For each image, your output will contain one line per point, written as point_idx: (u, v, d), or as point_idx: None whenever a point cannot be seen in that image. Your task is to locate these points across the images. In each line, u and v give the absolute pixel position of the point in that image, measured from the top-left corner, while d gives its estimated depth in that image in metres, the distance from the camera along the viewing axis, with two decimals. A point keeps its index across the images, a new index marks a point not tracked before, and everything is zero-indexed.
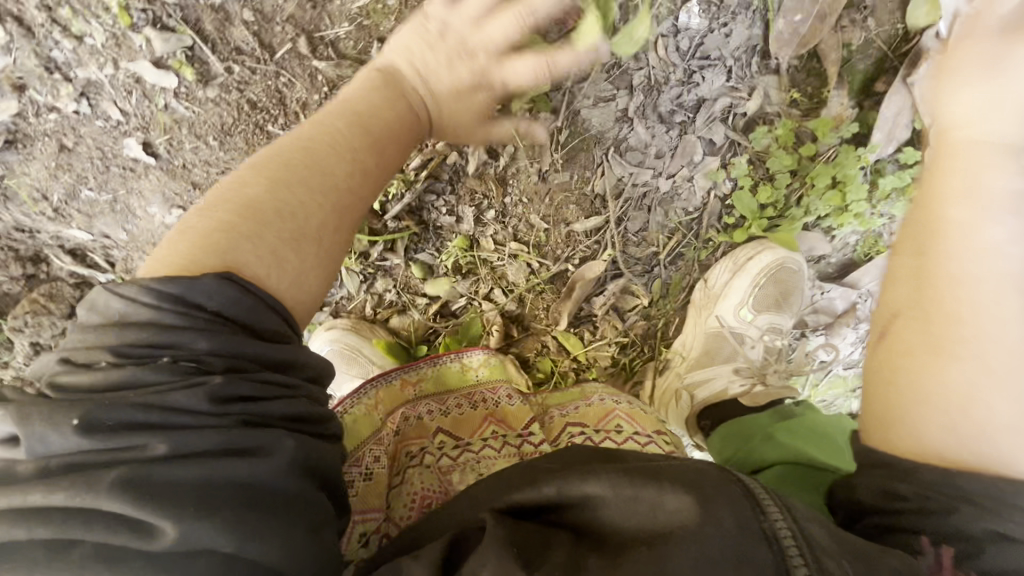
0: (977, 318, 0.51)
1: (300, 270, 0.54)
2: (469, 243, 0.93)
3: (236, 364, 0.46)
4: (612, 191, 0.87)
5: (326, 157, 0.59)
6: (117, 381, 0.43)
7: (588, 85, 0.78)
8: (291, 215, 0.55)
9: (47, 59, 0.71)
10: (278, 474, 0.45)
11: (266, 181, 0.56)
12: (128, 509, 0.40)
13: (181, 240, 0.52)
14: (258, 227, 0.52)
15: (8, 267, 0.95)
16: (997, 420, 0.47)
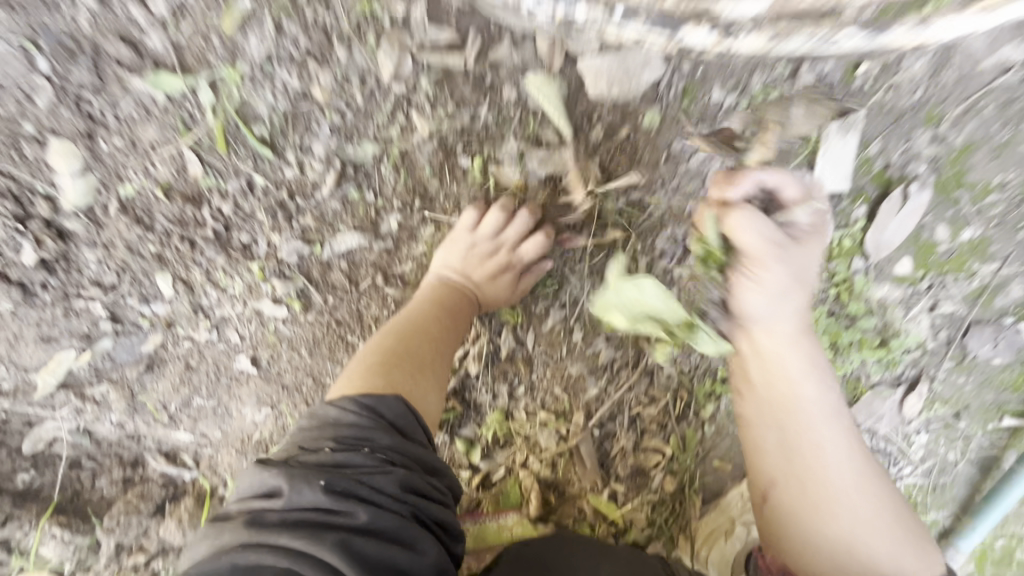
0: (829, 486, 0.81)
1: (427, 388, 0.74)
2: (505, 415, 1.09)
3: (409, 462, 0.63)
4: (621, 361, 1.05)
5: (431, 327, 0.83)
6: (340, 462, 0.59)
7: (583, 286, 1.01)
8: (424, 354, 0.77)
9: (197, 304, 0.98)
10: (425, 572, 0.56)
11: (397, 338, 0.79)
12: (338, 564, 0.50)
13: (349, 374, 0.73)
14: (399, 362, 0.74)
15: (111, 472, 1.10)
16: (856, 539, 0.79)
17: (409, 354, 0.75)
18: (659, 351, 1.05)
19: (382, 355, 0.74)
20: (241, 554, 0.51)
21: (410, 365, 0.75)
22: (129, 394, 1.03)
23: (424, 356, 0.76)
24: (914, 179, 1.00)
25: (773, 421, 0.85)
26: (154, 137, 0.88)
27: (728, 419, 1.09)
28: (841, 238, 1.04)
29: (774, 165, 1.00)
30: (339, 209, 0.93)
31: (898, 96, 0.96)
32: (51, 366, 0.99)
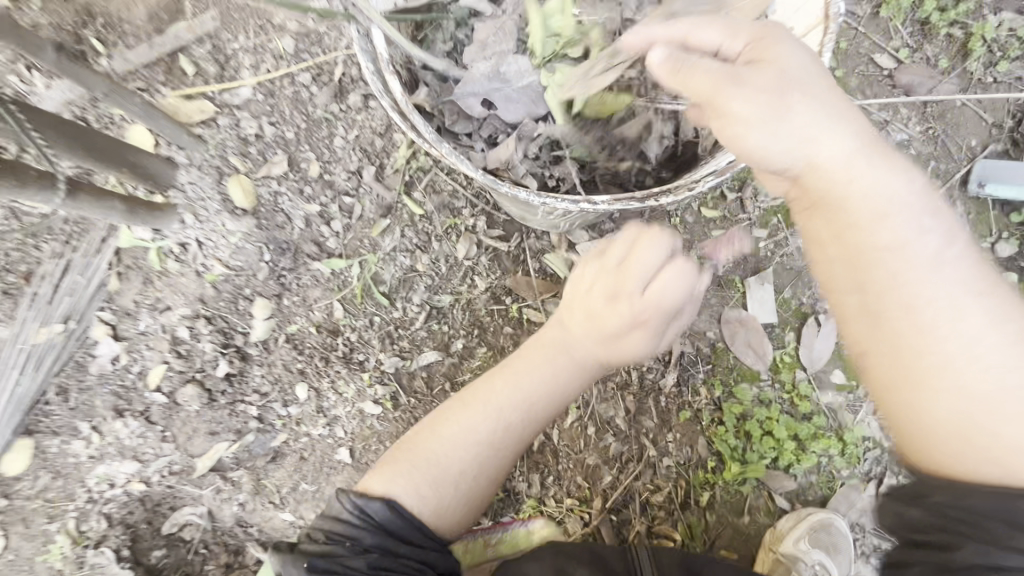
0: (947, 355, 0.69)
1: (432, 496, 1.01)
2: (538, 502, 1.34)
3: (393, 544, 0.97)
4: (628, 453, 1.35)
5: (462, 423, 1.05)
6: (325, 551, 0.94)
7: (593, 391, 1.39)
8: (488, 443, 1.04)
9: (320, 406, 1.40)
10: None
11: (432, 425, 1.06)
12: None
13: (395, 449, 1.06)
14: (409, 470, 1.02)
15: (220, 556, 1.37)
16: (992, 431, 0.68)
17: (472, 412, 1.05)
18: (656, 445, 1.36)
19: (464, 404, 1.07)
20: None
21: (484, 448, 1.04)
22: (255, 479, 1.38)
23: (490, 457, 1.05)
24: (823, 312, 1.43)
25: (876, 143, 0.76)
26: (318, 295, 1.44)
27: (724, 507, 1.33)
28: (781, 355, 1.41)
29: (719, 306, 1.46)
30: (425, 337, 1.41)
31: (793, 260, 1.46)
32: (209, 453, 1.38)
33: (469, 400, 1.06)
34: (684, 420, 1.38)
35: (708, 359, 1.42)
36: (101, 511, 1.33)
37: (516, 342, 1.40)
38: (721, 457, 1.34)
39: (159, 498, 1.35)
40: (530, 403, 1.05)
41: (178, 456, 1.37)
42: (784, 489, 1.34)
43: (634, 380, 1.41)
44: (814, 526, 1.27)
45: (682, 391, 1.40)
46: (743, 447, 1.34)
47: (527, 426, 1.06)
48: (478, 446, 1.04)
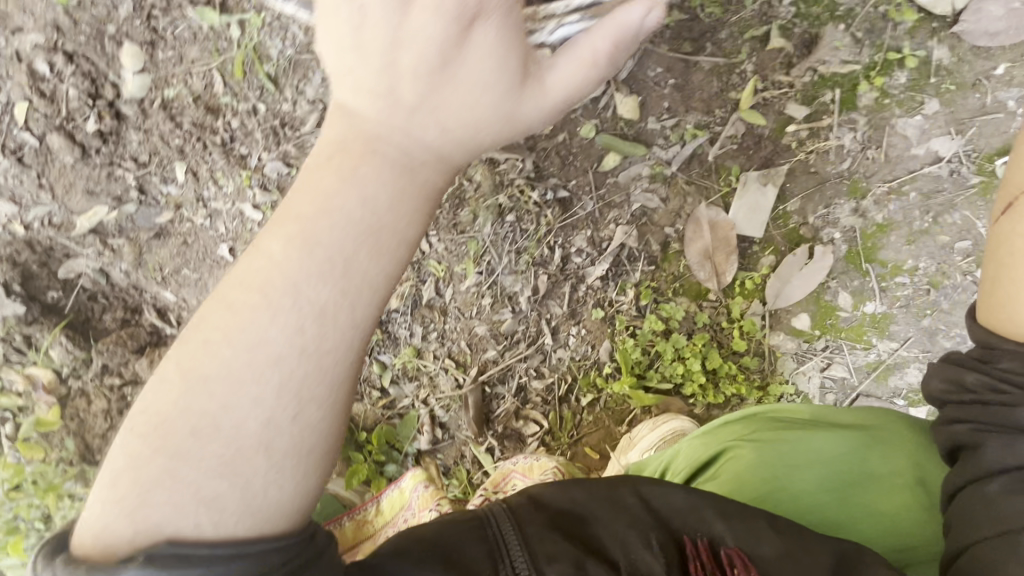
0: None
1: (252, 488, 0.51)
2: (417, 353, 1.25)
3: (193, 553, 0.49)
4: (522, 334, 1.20)
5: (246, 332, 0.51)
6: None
7: (503, 259, 1.17)
8: (202, 433, 0.51)
9: (201, 194, 1.23)
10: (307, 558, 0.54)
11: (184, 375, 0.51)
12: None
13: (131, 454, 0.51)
14: (178, 447, 0.50)
15: (114, 312, 1.38)
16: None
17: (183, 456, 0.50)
18: (556, 335, 1.19)
19: (160, 451, 0.50)
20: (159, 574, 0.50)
21: (208, 457, 0.50)
22: (139, 252, 1.30)
23: (236, 447, 0.51)
24: (823, 242, 1.08)
25: None
26: (196, 56, 1.15)
27: (604, 412, 1.22)
28: (744, 279, 1.12)
29: (693, 199, 1.11)
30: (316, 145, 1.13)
31: (821, 162, 1.04)
32: (89, 213, 1.27)
33: (157, 445, 0.51)
34: (596, 318, 1.18)
35: (651, 261, 1.15)
36: None
37: None
38: (620, 366, 1.17)
39: (46, 244, 1.31)
40: (251, 360, 0.51)
41: (57, 209, 1.27)
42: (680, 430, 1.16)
43: (549, 258, 1.17)
44: (664, 437, 1.12)
45: (605, 285, 1.17)
46: (647, 364, 1.16)
47: (250, 388, 0.51)
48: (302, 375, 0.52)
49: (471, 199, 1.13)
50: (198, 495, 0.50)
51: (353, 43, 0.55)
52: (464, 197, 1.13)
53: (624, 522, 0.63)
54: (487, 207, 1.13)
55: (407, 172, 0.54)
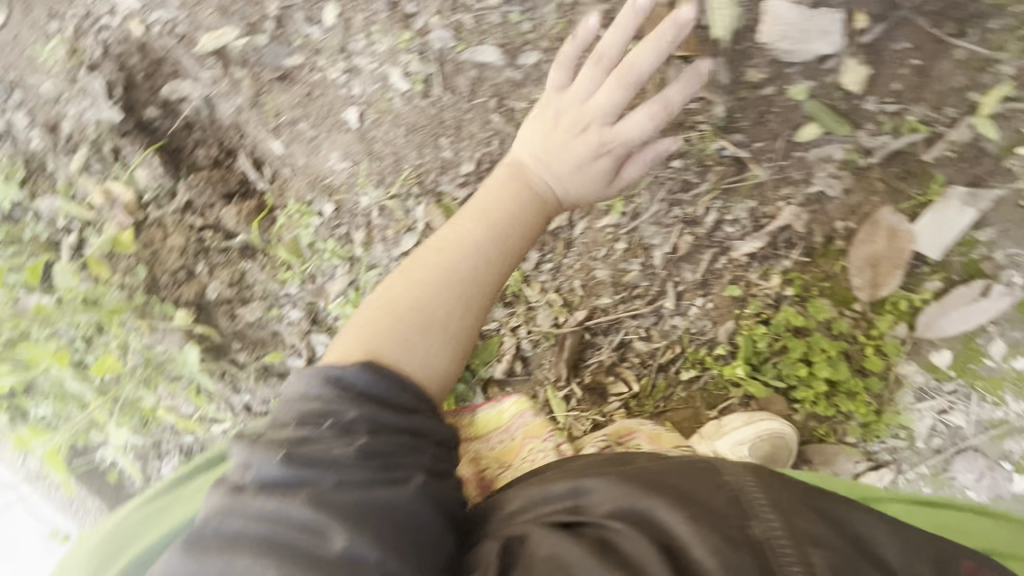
0: None
1: (427, 352, 0.72)
2: (523, 279, 1.18)
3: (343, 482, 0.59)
4: (642, 290, 1.12)
5: (445, 263, 0.78)
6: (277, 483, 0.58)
7: (652, 207, 1.07)
8: (417, 314, 0.74)
9: (345, 45, 1.10)
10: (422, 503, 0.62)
11: (403, 280, 0.77)
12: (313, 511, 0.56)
13: (359, 325, 0.74)
14: (390, 316, 0.73)
15: (209, 149, 1.27)
16: None
17: (389, 326, 0.72)
18: (679, 302, 1.12)
19: (385, 317, 0.73)
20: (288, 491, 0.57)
21: (410, 326, 0.73)
22: (257, 90, 1.18)
23: (431, 321, 0.74)
24: (1002, 283, 1.00)
25: None
26: None
27: (700, 392, 1.16)
28: (899, 298, 1.04)
29: (877, 199, 1.01)
30: (495, 25, 1.02)
31: None
32: (217, 33, 1.15)
33: (375, 316, 0.74)
34: (727, 295, 1.10)
35: (808, 252, 1.06)
36: (99, 36, 1.17)
37: None
38: (737, 351, 1.10)
39: (160, 54, 1.19)
40: (433, 279, 0.76)
41: (183, 19, 1.15)
42: (781, 432, 1.08)
43: (699, 219, 1.07)
44: (759, 435, 1.07)
45: (748, 264, 1.08)
46: (766, 357, 1.09)
47: (438, 291, 0.75)
48: (467, 291, 0.77)
49: None
50: (398, 350, 0.71)
51: (542, 114, 0.88)
52: None
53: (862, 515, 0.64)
54: None
55: (547, 194, 0.87)
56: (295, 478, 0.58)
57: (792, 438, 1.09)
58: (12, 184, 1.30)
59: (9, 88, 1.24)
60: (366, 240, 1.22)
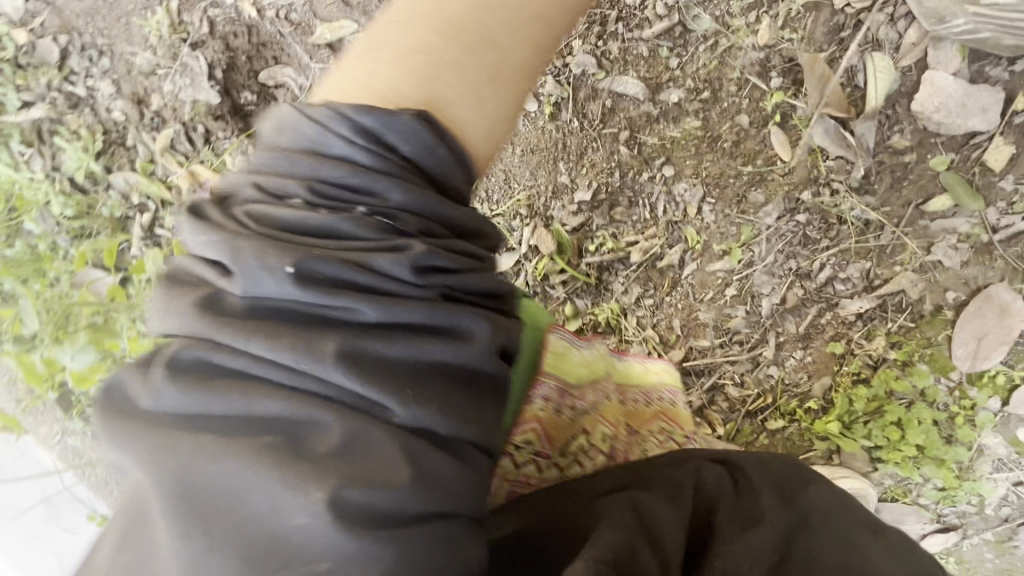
0: None
1: (491, 110, 0.55)
2: (620, 311, 1.17)
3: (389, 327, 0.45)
4: (742, 336, 1.12)
5: (512, 38, 0.57)
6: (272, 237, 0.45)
7: (768, 257, 1.06)
8: (446, 22, 0.56)
9: None
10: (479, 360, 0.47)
11: (450, 32, 0.56)
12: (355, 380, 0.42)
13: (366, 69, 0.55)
14: (452, 56, 0.55)
15: None
16: None
17: (451, 68, 0.55)
18: (777, 352, 1.12)
19: (438, 46, 0.55)
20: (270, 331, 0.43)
21: (476, 71, 0.56)
22: None
23: (515, 78, 0.58)
24: None
25: None
26: None
27: (782, 441, 1.16)
28: (998, 373, 1.05)
29: (994, 275, 1.02)
30: (642, 57, 0.97)
31: None
32: (336, 26, 1.09)
33: (416, 63, 0.55)
34: (829, 351, 1.10)
35: (915, 318, 1.06)
36: (208, 12, 1.11)
37: (737, 142, 0.99)
38: (830, 407, 1.11)
39: (267, 37, 1.13)
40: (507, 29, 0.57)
41: (301, 6, 1.10)
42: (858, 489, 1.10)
43: (812, 273, 1.07)
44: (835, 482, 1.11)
45: (852, 323, 1.09)
46: (858, 416, 1.10)
47: (503, 43, 0.57)
48: (538, 55, 0.59)
49: (771, 182, 1.01)
50: (429, 78, 0.54)
51: None
52: (766, 178, 1.01)
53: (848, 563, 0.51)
54: (783, 197, 1.02)
55: None
56: (322, 303, 0.44)
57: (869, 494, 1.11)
58: (89, 155, 1.23)
59: (98, 53, 1.17)
60: None
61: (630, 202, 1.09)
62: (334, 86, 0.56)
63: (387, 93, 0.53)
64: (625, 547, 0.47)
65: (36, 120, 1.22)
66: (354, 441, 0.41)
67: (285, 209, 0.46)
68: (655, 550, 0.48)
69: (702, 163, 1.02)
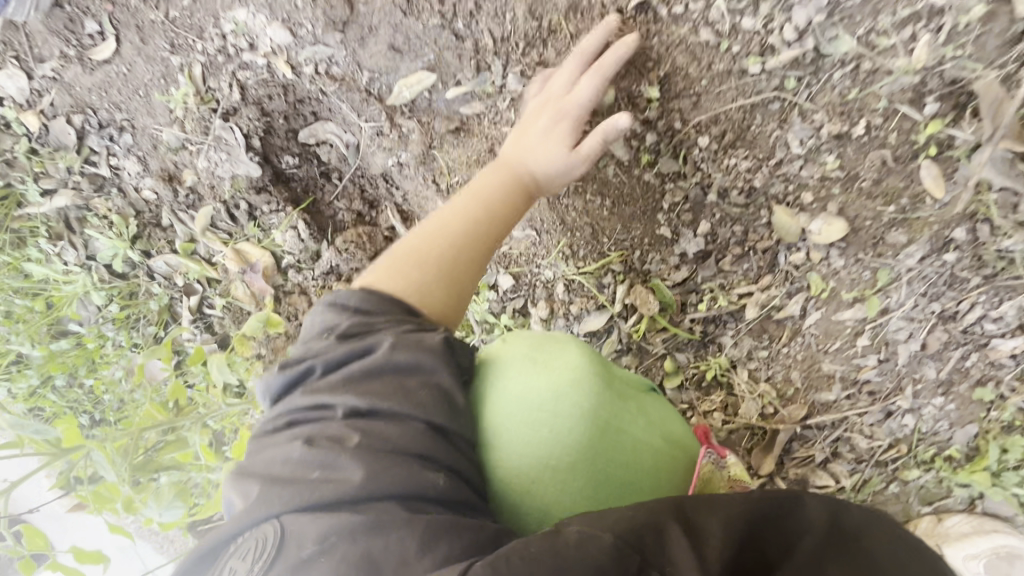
0: None
1: (442, 296, 0.75)
2: (727, 365, 1.05)
3: (351, 376, 0.60)
4: (873, 387, 1.00)
5: (456, 233, 0.79)
6: (293, 379, 0.62)
7: (908, 301, 0.93)
8: (417, 256, 0.76)
9: None
10: (408, 359, 0.61)
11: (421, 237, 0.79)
12: (316, 404, 0.59)
13: (390, 270, 0.75)
14: (431, 264, 0.76)
15: (352, 201, 1.08)
16: None
17: (420, 270, 0.74)
18: (914, 401, 0.99)
19: (396, 260, 0.76)
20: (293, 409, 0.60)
21: (432, 273, 0.75)
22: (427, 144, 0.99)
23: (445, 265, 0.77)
24: None
25: None
26: None
27: (915, 489, 1.06)
28: None
29: None
30: (760, 93, 0.84)
31: None
32: (383, 76, 0.94)
33: (409, 262, 0.75)
34: (975, 397, 0.97)
35: None
36: (236, 74, 0.96)
37: (879, 180, 0.84)
38: (977, 456, 1.00)
39: (304, 95, 0.98)
40: (446, 229, 0.79)
41: (342, 57, 0.93)
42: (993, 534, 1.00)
43: (957, 313, 0.93)
44: (996, 550, 1.00)
45: (1005, 365, 0.95)
46: (1009, 464, 0.99)
47: (451, 230, 0.79)
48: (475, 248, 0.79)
49: (917, 222, 0.86)
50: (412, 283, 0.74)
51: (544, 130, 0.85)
52: (911, 218, 0.86)
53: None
54: (930, 237, 0.87)
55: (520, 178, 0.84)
56: (292, 378, 0.62)
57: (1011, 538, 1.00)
58: (124, 241, 1.12)
59: (118, 130, 1.03)
60: (546, 315, 1.07)
61: (743, 250, 0.94)
62: (377, 278, 0.74)
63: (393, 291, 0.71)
64: (634, 528, 0.48)
65: (63, 209, 1.11)
66: (341, 436, 0.55)
67: (272, 381, 0.63)
68: (659, 531, 0.48)
69: (832, 205, 0.87)
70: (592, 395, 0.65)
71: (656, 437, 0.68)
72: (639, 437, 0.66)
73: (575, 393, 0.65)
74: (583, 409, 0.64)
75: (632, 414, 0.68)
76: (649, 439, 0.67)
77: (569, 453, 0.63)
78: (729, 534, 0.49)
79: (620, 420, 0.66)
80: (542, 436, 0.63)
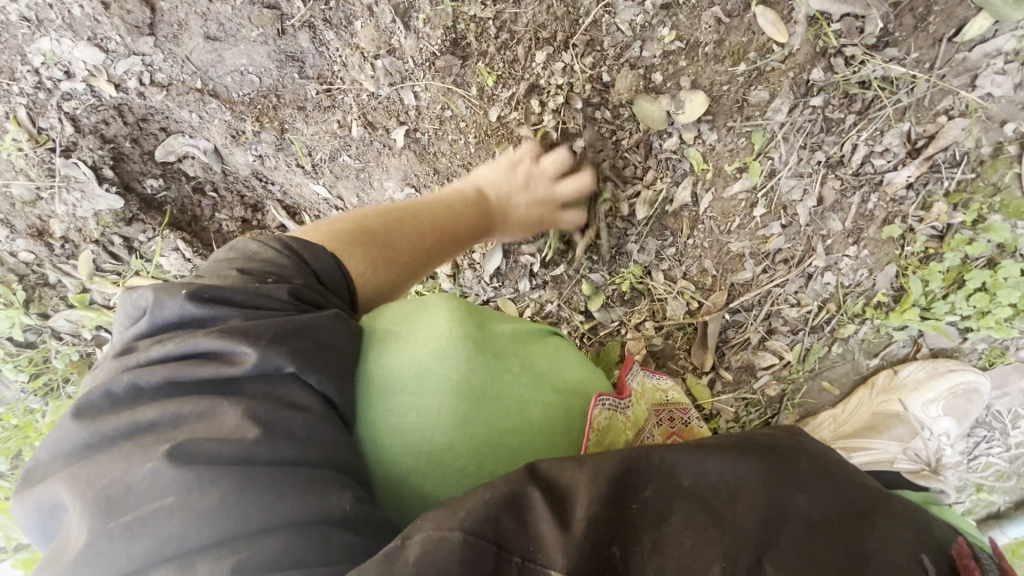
0: None
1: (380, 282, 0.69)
2: (643, 272, 1.02)
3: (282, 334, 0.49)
4: (785, 254, 0.98)
5: (426, 224, 0.77)
6: (199, 314, 0.50)
7: (791, 159, 0.90)
8: (379, 233, 0.71)
9: (381, 43, 0.88)
10: (315, 325, 0.52)
11: (378, 215, 0.74)
12: (219, 368, 0.47)
13: (341, 230, 0.69)
14: (378, 243, 0.70)
15: (232, 209, 1.05)
16: None
17: (370, 251, 0.68)
18: (828, 257, 0.98)
19: (352, 226, 0.70)
20: (181, 366, 0.47)
21: (387, 259, 0.70)
22: (279, 129, 0.96)
23: (394, 248, 0.71)
24: None
25: None
26: None
27: (857, 345, 1.04)
28: None
29: None
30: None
31: None
32: (209, 69, 0.91)
33: (365, 232, 0.70)
34: (885, 237, 0.95)
35: (979, 168, 0.89)
36: (62, 107, 0.92)
37: (720, 41, 0.83)
38: (902, 295, 0.98)
39: (143, 112, 0.94)
40: (409, 213, 0.77)
41: (162, 61, 0.90)
42: (953, 375, 1.01)
43: (845, 155, 0.91)
44: (951, 389, 1.01)
45: (904, 196, 0.93)
46: (936, 294, 0.97)
47: (403, 222, 0.75)
48: (423, 242, 0.76)
49: (772, 73, 0.84)
50: (352, 254, 0.66)
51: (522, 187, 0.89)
52: (763, 70, 0.84)
53: (812, 538, 0.42)
54: (789, 86, 0.85)
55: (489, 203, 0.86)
56: (199, 316, 0.50)
57: (969, 373, 1.00)
58: (15, 308, 1.09)
59: None
60: (452, 271, 1.06)
61: (616, 148, 0.92)
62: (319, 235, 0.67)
63: (349, 261, 0.65)
64: (488, 516, 0.41)
65: None
66: (237, 425, 0.44)
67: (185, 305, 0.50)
68: (521, 511, 0.42)
69: (685, 79, 0.85)
70: (461, 364, 0.58)
71: (543, 389, 0.61)
72: (527, 398, 0.59)
73: (439, 365, 0.57)
74: (453, 381, 0.56)
75: (515, 377, 0.60)
76: (532, 395, 0.60)
77: (450, 434, 0.55)
78: (599, 487, 0.43)
79: (499, 383, 0.59)
80: (420, 422, 0.55)
